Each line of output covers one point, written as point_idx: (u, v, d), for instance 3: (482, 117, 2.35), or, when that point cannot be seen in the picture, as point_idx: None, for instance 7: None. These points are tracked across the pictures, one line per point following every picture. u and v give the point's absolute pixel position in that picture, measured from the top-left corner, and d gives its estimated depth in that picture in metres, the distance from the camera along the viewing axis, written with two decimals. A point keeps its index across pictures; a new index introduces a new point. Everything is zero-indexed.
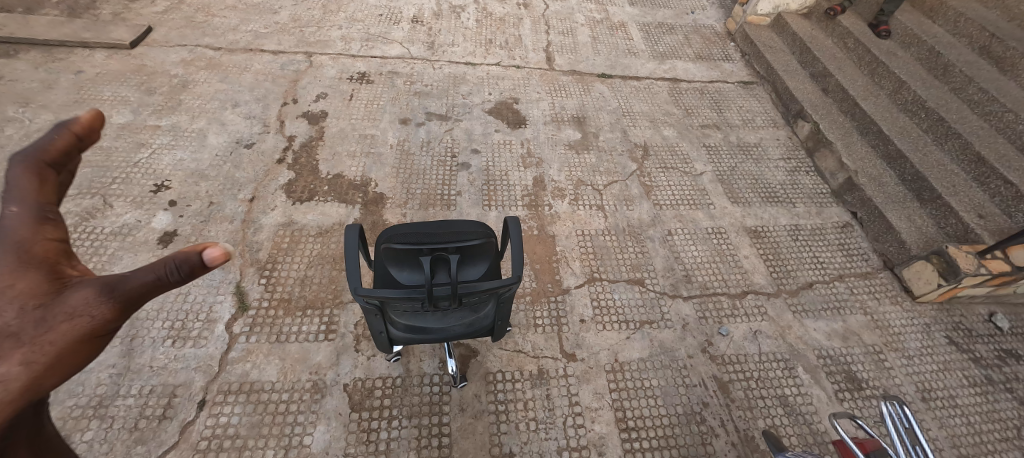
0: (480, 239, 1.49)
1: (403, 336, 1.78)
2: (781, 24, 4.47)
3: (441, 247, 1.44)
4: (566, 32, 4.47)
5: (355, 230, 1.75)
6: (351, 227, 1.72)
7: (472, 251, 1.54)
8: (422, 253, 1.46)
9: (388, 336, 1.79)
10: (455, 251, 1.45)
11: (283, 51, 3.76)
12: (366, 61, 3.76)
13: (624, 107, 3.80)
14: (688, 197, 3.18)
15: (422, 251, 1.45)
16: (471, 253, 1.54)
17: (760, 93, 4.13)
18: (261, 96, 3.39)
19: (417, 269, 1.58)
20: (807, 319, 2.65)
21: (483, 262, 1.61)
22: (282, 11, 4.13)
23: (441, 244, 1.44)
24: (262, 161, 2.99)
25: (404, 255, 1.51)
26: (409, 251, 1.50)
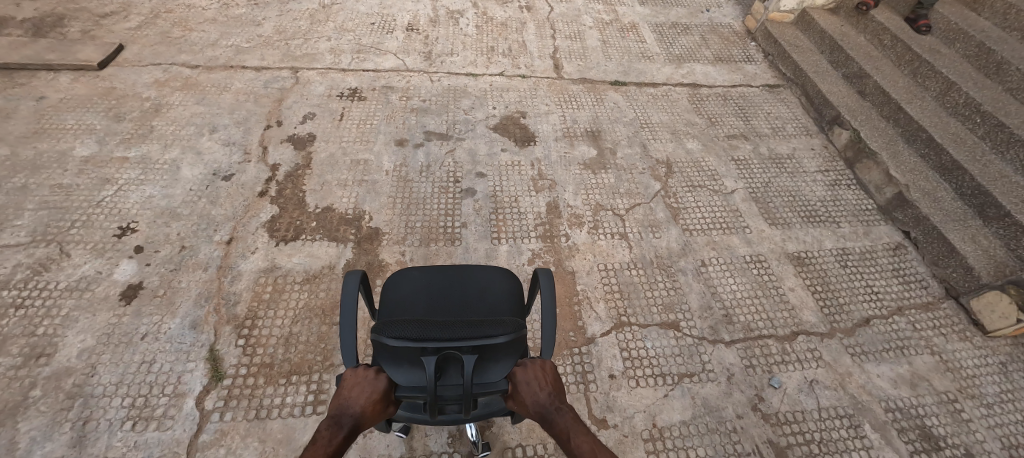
0: (508, 336, 1.27)
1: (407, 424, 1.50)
2: (807, 21, 4.12)
3: (451, 344, 1.25)
4: (575, 36, 4.11)
5: (352, 291, 1.58)
6: (353, 276, 1.58)
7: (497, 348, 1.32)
8: (427, 351, 1.27)
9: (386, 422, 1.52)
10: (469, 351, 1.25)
11: (266, 65, 3.39)
12: (358, 75, 3.42)
13: (642, 118, 3.45)
14: (720, 220, 2.85)
15: (427, 349, 1.27)
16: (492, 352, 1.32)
17: (789, 97, 3.78)
18: (241, 120, 2.99)
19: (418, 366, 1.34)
20: (868, 363, 2.31)
21: (508, 360, 1.38)
22: (265, 22, 3.78)
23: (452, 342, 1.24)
24: (242, 193, 2.60)
25: (404, 352, 1.30)
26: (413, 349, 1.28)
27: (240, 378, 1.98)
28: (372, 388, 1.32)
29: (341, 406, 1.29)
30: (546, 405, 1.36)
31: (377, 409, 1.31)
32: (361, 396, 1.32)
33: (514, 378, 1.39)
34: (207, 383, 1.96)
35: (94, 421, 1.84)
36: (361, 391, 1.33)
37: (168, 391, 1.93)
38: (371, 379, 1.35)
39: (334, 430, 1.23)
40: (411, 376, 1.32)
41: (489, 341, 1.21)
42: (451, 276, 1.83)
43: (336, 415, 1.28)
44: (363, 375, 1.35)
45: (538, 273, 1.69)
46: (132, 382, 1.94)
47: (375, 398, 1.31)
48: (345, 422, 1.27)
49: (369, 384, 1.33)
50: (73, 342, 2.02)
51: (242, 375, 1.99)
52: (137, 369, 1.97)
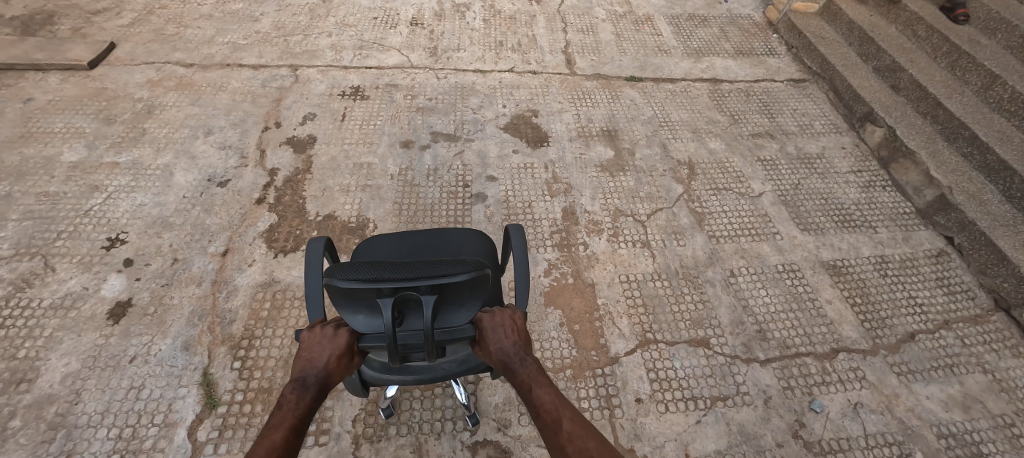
0: (472, 272, 1.14)
1: (379, 378, 1.42)
2: (834, 11, 3.90)
3: (410, 285, 1.11)
4: (587, 29, 3.90)
5: (317, 257, 1.45)
6: (317, 239, 1.44)
7: (460, 287, 1.19)
8: (384, 292, 1.13)
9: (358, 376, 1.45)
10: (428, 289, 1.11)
11: (265, 63, 3.21)
12: (360, 73, 3.23)
13: (661, 116, 3.26)
14: (749, 226, 2.67)
15: (383, 290, 1.13)
16: (456, 291, 1.19)
17: (815, 92, 3.58)
18: (238, 121, 2.82)
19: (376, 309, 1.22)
20: (914, 384, 2.14)
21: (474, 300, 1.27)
22: (263, 17, 3.60)
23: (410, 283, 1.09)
24: (238, 200, 2.42)
25: (358, 293, 1.15)
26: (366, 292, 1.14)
27: (236, 405, 1.81)
28: (334, 343, 1.20)
29: (303, 368, 1.17)
30: (512, 356, 1.25)
31: (342, 363, 1.21)
32: (323, 353, 1.20)
33: (481, 324, 1.28)
34: (200, 411, 1.79)
35: (77, 456, 1.67)
36: (322, 348, 1.20)
37: (158, 420, 1.76)
38: (331, 336, 1.22)
39: (302, 392, 1.11)
40: (369, 321, 1.20)
41: (447, 279, 1.06)
42: (421, 239, 1.72)
43: (298, 377, 1.16)
44: (322, 333, 1.22)
45: (510, 231, 1.61)
46: (120, 410, 1.77)
47: (339, 353, 1.20)
48: (310, 383, 1.16)
49: (329, 340, 1.21)
50: (56, 366, 1.84)
51: (239, 402, 1.82)
52: (125, 395, 1.81)
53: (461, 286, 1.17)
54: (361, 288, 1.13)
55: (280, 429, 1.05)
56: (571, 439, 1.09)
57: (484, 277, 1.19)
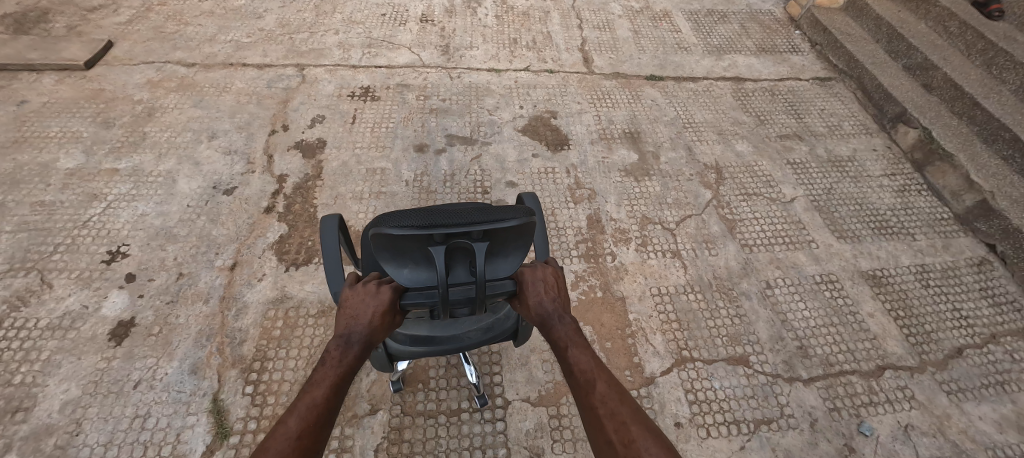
0: (525, 216, 1.06)
1: (405, 351, 1.39)
2: (859, 7, 3.77)
3: (461, 232, 1.02)
4: (603, 25, 3.74)
5: (332, 232, 1.33)
6: (329, 219, 1.34)
7: (510, 234, 1.11)
8: (433, 240, 1.04)
9: (385, 350, 1.41)
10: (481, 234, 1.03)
11: (270, 63, 3.07)
12: (369, 73, 3.08)
13: (684, 117, 3.12)
14: (783, 234, 2.55)
15: (433, 239, 1.04)
16: (505, 236, 1.11)
17: (842, 92, 3.45)
18: (243, 124, 2.68)
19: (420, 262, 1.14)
20: (966, 404, 2.03)
21: (520, 247, 1.19)
22: (266, 14, 3.44)
23: (464, 229, 1.01)
24: (246, 209, 2.27)
25: (403, 243, 1.06)
26: (413, 240, 1.04)
27: (250, 435, 1.68)
28: (377, 300, 1.13)
29: (346, 325, 1.11)
30: (552, 311, 1.20)
31: (386, 322, 1.13)
32: (366, 310, 1.13)
33: (521, 277, 1.20)
34: (210, 442, 1.65)
35: None
36: (366, 306, 1.13)
37: (165, 452, 1.63)
38: (375, 293, 1.14)
39: (344, 350, 1.07)
40: (415, 273, 1.12)
41: (504, 223, 0.97)
42: None
43: (343, 333, 1.10)
44: (366, 289, 1.14)
45: (523, 197, 1.55)
46: (124, 442, 1.64)
47: (383, 312, 1.12)
48: (355, 339, 1.11)
49: (373, 296, 1.14)
50: (54, 393, 1.70)
51: (252, 432, 1.69)
52: (129, 425, 1.67)
53: (513, 232, 1.09)
54: (408, 237, 1.04)
55: (323, 385, 1.02)
56: (602, 400, 1.05)
57: (536, 221, 1.11)
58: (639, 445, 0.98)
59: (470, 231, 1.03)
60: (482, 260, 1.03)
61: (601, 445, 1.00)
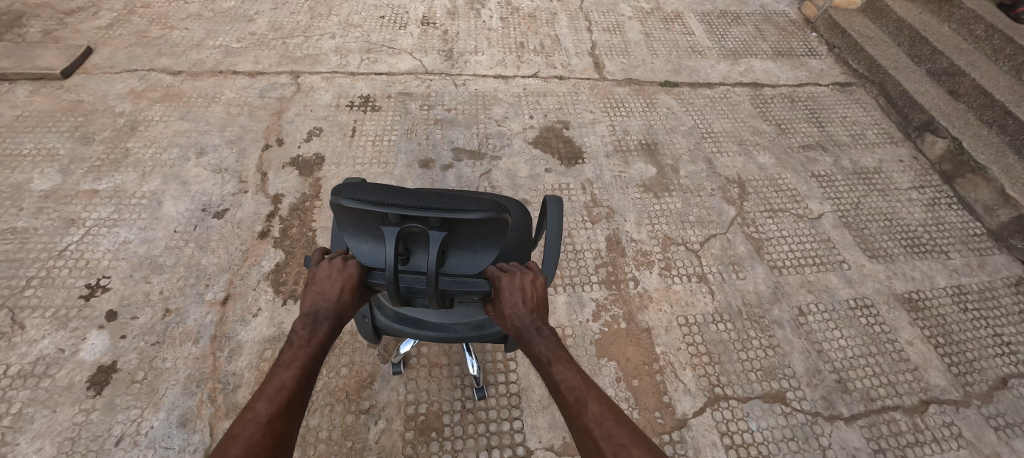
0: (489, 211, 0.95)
1: (392, 329, 1.37)
2: (878, 8, 3.63)
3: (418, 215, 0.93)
4: (613, 28, 3.57)
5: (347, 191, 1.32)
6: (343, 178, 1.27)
7: (477, 229, 1.01)
8: (387, 220, 0.97)
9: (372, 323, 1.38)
10: (437, 223, 0.94)
11: (262, 70, 2.87)
12: (369, 80, 2.90)
13: (703, 126, 2.97)
14: (812, 254, 2.41)
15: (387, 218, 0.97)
16: (470, 230, 1.01)
17: (863, 98, 3.31)
18: (234, 138, 2.48)
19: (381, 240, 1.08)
20: (1015, 440, 1.91)
21: (491, 247, 1.09)
22: (258, 18, 3.24)
23: (418, 212, 0.92)
24: (238, 234, 2.09)
25: (359, 215, 1.00)
26: (366, 216, 0.97)
27: None
28: (345, 271, 1.05)
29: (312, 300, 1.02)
30: (528, 325, 1.08)
31: (356, 294, 1.06)
32: (333, 283, 1.05)
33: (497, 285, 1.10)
34: None
35: None
36: (333, 279, 1.05)
37: None
38: (341, 265, 1.07)
39: (314, 325, 0.99)
40: (372, 251, 1.04)
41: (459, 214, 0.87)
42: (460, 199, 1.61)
43: (310, 310, 1.02)
44: (331, 261, 1.06)
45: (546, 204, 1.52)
46: None
47: (352, 283, 1.05)
48: (322, 315, 1.02)
49: (337, 268, 1.05)
50: (26, 452, 1.52)
51: None
52: None
53: (477, 226, 0.99)
54: (362, 210, 0.97)
55: (293, 365, 0.94)
56: (596, 422, 0.93)
57: (503, 219, 1.00)
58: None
59: (428, 216, 0.94)
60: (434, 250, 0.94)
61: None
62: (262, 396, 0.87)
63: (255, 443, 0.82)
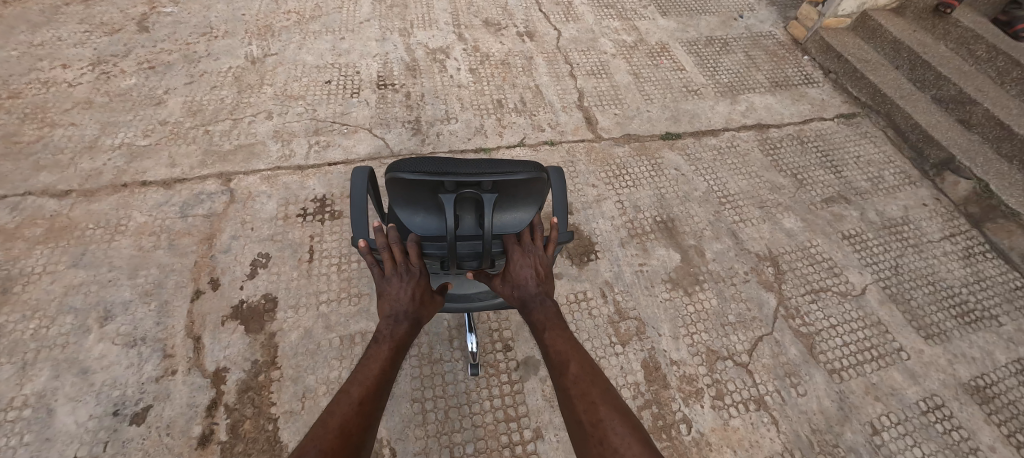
0: (531, 174, 1.21)
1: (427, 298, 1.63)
2: (870, 27, 3.38)
3: (472, 182, 1.19)
4: (598, 70, 3.16)
5: (361, 178, 1.50)
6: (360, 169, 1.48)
7: (520, 188, 1.28)
8: (445, 188, 1.23)
9: None
10: (489, 187, 1.21)
11: (181, 175, 2.29)
12: (323, 175, 2.36)
13: (717, 187, 2.61)
14: (867, 345, 2.10)
15: (445, 187, 1.23)
16: (513, 191, 1.28)
17: (872, 130, 3.03)
18: (151, 286, 1.90)
19: (432, 212, 1.36)
20: None
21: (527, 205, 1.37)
22: (170, 98, 2.65)
23: (474, 179, 1.18)
24: (168, 446, 1.54)
25: (418, 189, 1.26)
26: (425, 185, 1.23)
27: None
28: (413, 282, 1.36)
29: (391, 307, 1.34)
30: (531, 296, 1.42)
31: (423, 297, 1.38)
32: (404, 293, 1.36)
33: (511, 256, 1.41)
34: None
35: None
36: (404, 290, 1.36)
37: None
38: (410, 274, 1.37)
39: (393, 327, 1.31)
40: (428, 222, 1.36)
41: (510, 176, 1.14)
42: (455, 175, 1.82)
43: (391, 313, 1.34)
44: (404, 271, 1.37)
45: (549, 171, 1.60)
46: None
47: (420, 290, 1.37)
48: (401, 316, 1.34)
49: (408, 279, 1.36)
50: None
51: None
52: None
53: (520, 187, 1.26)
54: (421, 183, 1.23)
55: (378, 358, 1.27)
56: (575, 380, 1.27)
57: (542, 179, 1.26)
58: (604, 423, 1.20)
59: (481, 182, 1.21)
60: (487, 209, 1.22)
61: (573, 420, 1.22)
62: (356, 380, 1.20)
63: (350, 418, 1.15)
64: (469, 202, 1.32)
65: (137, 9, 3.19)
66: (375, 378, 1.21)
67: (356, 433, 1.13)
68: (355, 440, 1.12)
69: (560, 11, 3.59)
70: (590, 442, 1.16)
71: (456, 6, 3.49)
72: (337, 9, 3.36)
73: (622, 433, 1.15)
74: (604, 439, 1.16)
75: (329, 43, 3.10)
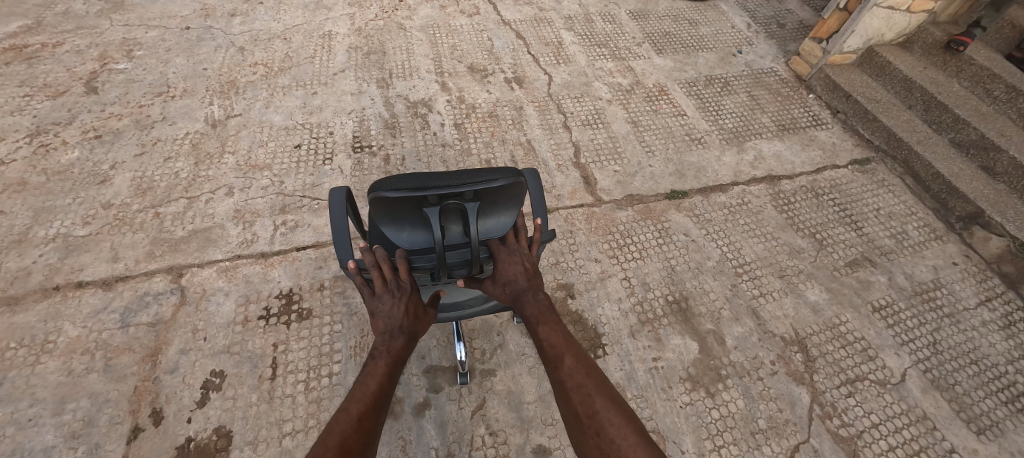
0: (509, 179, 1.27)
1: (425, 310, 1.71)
2: (878, 63, 3.14)
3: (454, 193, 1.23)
4: (593, 120, 2.92)
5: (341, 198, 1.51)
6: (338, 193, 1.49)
7: (501, 194, 1.32)
8: (428, 202, 1.26)
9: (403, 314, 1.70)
10: (472, 195, 1.24)
11: (124, 272, 2.03)
12: (289, 264, 2.10)
13: (732, 255, 2.36)
14: (914, 448, 1.85)
15: (428, 201, 1.25)
16: (494, 198, 1.33)
17: (889, 178, 2.79)
18: (80, 424, 1.66)
19: (418, 226, 1.38)
20: None
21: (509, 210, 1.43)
22: (115, 174, 2.38)
23: (457, 189, 1.20)
24: None
25: (401, 206, 1.27)
26: (408, 201, 1.25)
27: None
28: (405, 297, 1.45)
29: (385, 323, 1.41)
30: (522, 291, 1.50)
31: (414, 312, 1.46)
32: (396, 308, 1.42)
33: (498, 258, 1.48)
34: None
35: None
36: (396, 306, 1.45)
37: None
38: (402, 290, 1.46)
39: (389, 341, 1.39)
40: (414, 236, 1.38)
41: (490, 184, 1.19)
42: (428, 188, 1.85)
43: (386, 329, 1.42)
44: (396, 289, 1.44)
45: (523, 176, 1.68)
46: None
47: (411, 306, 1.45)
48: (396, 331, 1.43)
49: (398, 295, 1.44)
50: None
51: None
52: None
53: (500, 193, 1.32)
54: (405, 200, 1.25)
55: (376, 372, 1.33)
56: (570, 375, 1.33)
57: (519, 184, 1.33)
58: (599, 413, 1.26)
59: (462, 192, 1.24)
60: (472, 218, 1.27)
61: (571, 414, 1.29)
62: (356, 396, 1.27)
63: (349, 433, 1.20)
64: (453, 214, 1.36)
65: (86, 67, 2.91)
66: (374, 392, 1.29)
67: (358, 446, 1.19)
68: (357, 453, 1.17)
69: (550, 53, 3.36)
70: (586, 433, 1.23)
71: (438, 51, 3.25)
72: (309, 58, 3.10)
73: (617, 425, 1.21)
74: (600, 430, 1.23)
75: (298, 99, 2.83)
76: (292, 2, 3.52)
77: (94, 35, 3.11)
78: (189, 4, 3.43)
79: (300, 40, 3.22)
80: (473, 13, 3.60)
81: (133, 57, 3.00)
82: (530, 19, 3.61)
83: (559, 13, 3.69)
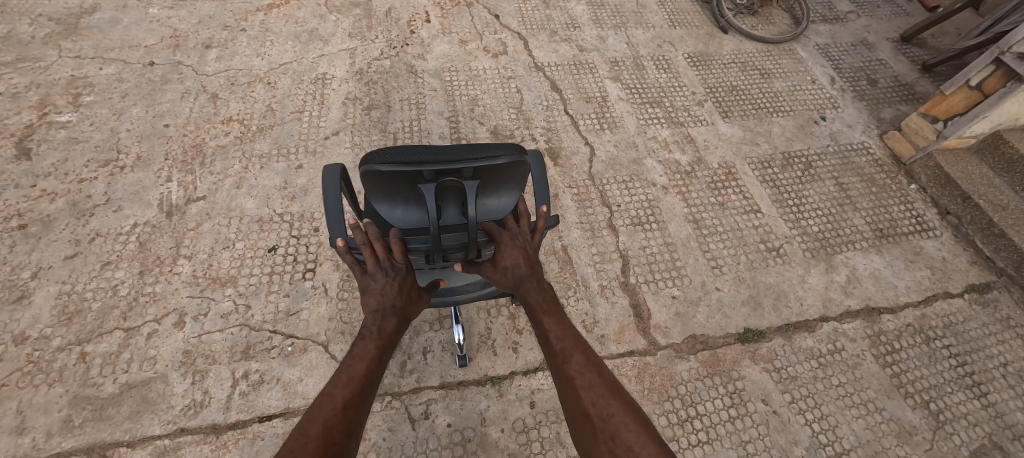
0: (514, 156, 1.05)
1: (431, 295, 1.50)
2: (1004, 155, 2.53)
3: (451, 170, 1.03)
4: (645, 216, 2.33)
5: (335, 173, 1.36)
6: (333, 167, 1.35)
7: (502, 175, 1.12)
8: (424, 179, 1.06)
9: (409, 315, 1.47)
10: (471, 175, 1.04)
11: (29, 454, 1.53)
12: (248, 444, 1.59)
13: (824, 438, 1.82)
14: None
15: (423, 177, 1.05)
16: (496, 178, 1.13)
17: (1018, 317, 2.21)
18: None
19: (412, 203, 1.18)
20: None
21: (512, 190, 1.22)
22: (37, 287, 1.86)
23: (454, 167, 1.01)
24: None
25: (394, 181, 1.08)
26: (400, 177, 1.06)
27: None
28: (398, 278, 1.19)
29: (375, 305, 1.17)
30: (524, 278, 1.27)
31: (409, 292, 1.22)
32: (388, 290, 1.18)
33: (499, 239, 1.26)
34: None
35: None
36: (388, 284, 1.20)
37: None
38: (392, 267, 1.20)
39: (379, 324, 1.18)
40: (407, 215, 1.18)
41: (492, 163, 0.98)
42: None
43: (376, 310, 1.19)
44: (387, 266, 1.19)
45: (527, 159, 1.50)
46: None
47: (406, 284, 1.22)
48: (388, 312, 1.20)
49: (391, 274, 1.19)
50: None
51: None
52: None
53: (503, 172, 1.11)
54: (398, 175, 1.06)
55: (362, 358, 1.13)
56: (579, 371, 1.14)
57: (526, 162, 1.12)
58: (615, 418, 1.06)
59: (461, 170, 1.05)
60: (471, 200, 1.05)
61: (578, 415, 1.08)
62: (337, 384, 1.07)
63: (332, 425, 1.03)
64: (451, 193, 1.14)
65: (21, 117, 2.35)
66: (361, 380, 1.09)
67: (341, 439, 1.01)
68: (338, 450, 0.99)
69: (592, 112, 2.74)
70: (600, 439, 1.02)
71: (455, 107, 2.66)
72: (297, 113, 2.52)
73: (636, 431, 1.03)
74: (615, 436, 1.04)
75: (279, 176, 2.26)
76: (281, 31, 2.91)
77: (36, 71, 2.54)
78: (156, 29, 2.83)
79: (287, 86, 2.63)
80: (498, 52, 2.98)
81: (81, 104, 2.43)
82: (568, 63, 2.98)
83: (602, 56, 3.06)
